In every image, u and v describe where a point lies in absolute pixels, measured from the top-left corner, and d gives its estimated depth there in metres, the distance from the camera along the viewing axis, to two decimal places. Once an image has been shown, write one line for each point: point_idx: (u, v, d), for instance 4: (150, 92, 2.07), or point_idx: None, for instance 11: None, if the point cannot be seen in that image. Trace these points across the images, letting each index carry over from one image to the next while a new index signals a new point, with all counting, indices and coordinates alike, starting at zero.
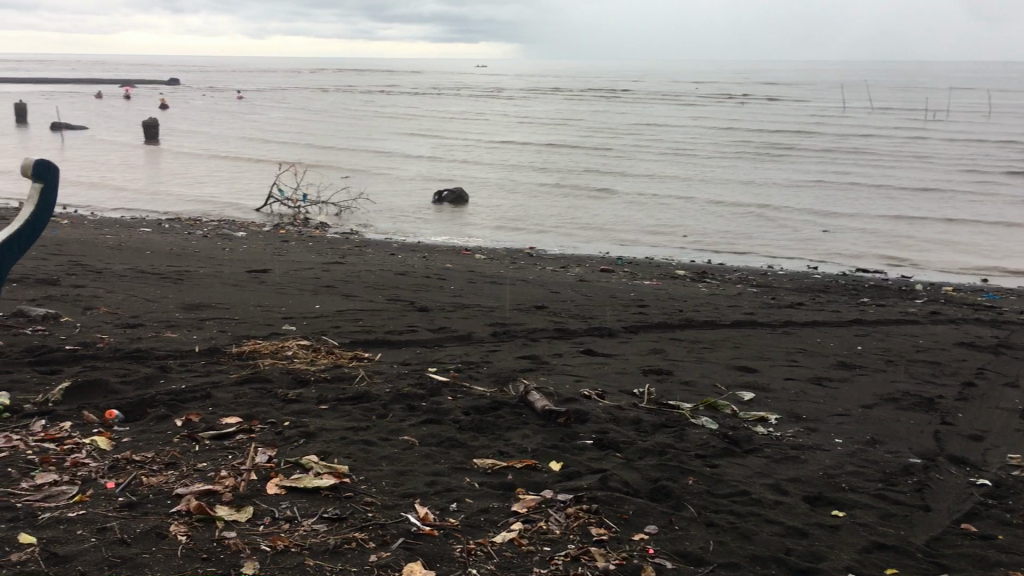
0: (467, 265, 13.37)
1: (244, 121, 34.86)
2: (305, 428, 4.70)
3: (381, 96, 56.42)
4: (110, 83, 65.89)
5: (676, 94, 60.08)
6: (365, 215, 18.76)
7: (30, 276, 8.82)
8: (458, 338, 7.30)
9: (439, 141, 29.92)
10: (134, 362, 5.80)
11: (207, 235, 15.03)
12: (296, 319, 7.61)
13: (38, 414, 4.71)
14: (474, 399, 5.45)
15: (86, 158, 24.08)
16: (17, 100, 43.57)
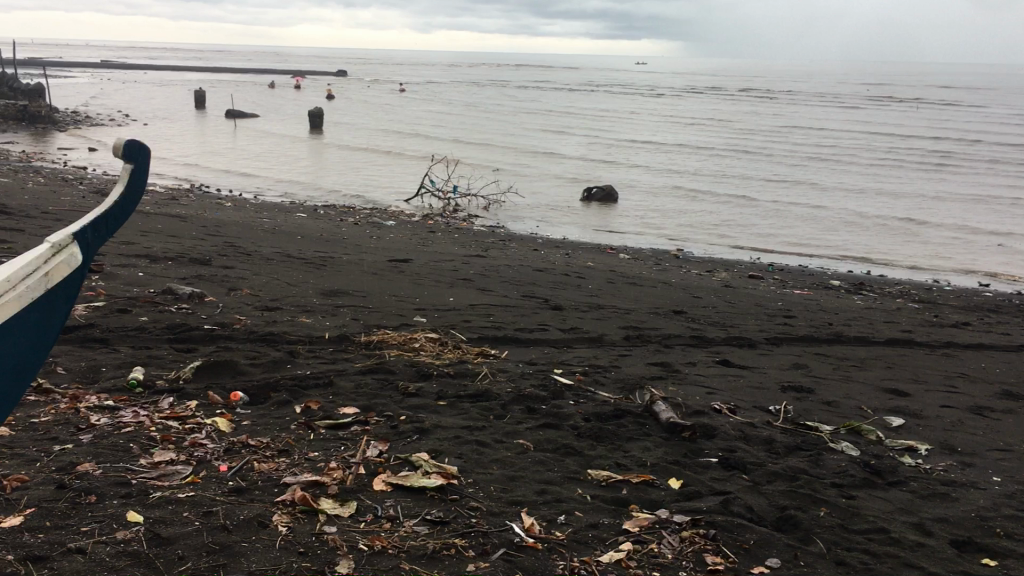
0: (610, 265, 13.13)
1: (405, 114, 35.78)
2: (420, 424, 4.63)
3: (540, 92, 56.72)
4: (283, 73, 69.16)
5: (845, 97, 57.55)
6: (513, 209, 18.81)
7: (186, 255, 9.23)
8: (589, 340, 7.11)
9: (592, 139, 29.73)
10: (266, 345, 5.90)
11: (358, 223, 15.42)
12: (429, 311, 7.61)
13: (168, 391, 4.83)
14: (597, 405, 5.24)
15: (254, 146, 25.28)
16: (200, 90, 46.32)
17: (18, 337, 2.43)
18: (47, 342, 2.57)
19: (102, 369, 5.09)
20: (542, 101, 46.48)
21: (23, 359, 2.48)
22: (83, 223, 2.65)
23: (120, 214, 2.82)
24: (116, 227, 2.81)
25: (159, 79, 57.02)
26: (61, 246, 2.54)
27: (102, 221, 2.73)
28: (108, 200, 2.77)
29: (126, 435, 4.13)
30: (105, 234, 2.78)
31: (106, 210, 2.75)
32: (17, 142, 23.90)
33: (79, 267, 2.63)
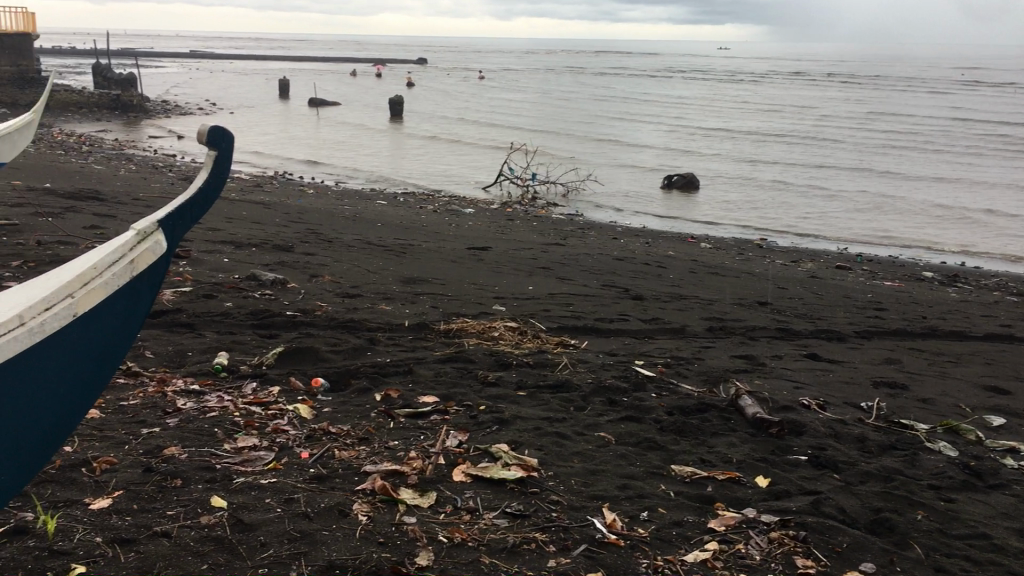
0: (692, 254, 12.91)
1: (484, 103, 35.85)
2: (500, 415, 4.58)
3: (620, 78, 56.19)
4: (364, 62, 69.98)
5: (937, 82, 55.61)
6: (592, 198, 18.65)
7: (269, 241, 9.36)
8: (671, 331, 6.96)
9: (673, 127, 29.31)
10: (346, 332, 5.93)
11: (437, 210, 15.48)
12: (508, 300, 7.56)
13: (251, 376, 4.88)
14: (679, 398, 5.12)
15: (336, 134, 25.60)
16: (284, 79, 47.21)
17: (102, 325, 2.44)
18: (130, 330, 2.58)
19: (188, 353, 5.16)
20: (621, 89, 46.03)
21: (107, 347, 2.49)
22: (169, 209, 2.64)
23: (205, 201, 2.80)
24: (202, 214, 2.79)
25: (246, 69, 58.27)
26: (147, 233, 2.53)
27: (188, 208, 2.71)
28: (194, 186, 2.75)
29: (210, 420, 4.17)
30: (192, 220, 2.77)
31: (191, 197, 2.73)
32: (110, 131, 24.67)
33: (164, 254, 2.61)
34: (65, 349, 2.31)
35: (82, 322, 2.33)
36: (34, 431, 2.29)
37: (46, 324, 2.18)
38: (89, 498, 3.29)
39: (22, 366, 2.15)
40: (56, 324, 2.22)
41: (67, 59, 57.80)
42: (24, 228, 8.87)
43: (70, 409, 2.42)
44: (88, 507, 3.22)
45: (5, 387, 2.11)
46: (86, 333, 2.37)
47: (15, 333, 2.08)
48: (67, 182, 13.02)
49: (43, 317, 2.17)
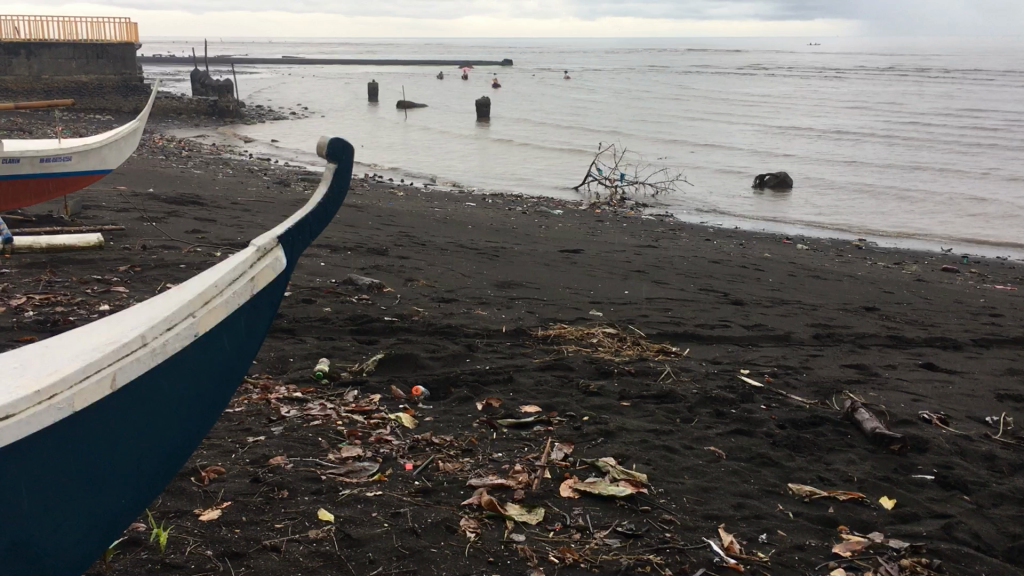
0: (789, 256, 12.55)
1: (571, 104, 35.71)
2: (605, 426, 4.45)
3: (709, 76, 55.37)
4: (450, 64, 70.69)
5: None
6: (682, 198, 18.34)
7: (363, 244, 9.41)
8: (775, 338, 6.72)
9: (764, 126, 28.67)
10: (444, 338, 5.87)
11: (527, 212, 15.41)
12: (604, 304, 7.41)
13: (351, 383, 4.85)
14: (791, 411, 4.90)
15: (424, 137, 25.80)
16: (373, 83, 47.94)
17: (221, 344, 2.40)
18: (247, 352, 2.54)
19: (290, 360, 5.18)
20: (709, 88, 45.29)
21: (226, 368, 2.46)
22: (285, 227, 2.59)
23: (320, 217, 2.75)
24: (316, 231, 2.74)
25: (336, 73, 59.36)
26: (264, 252, 2.49)
27: (303, 225, 2.66)
28: (308, 205, 2.71)
29: (314, 429, 4.15)
30: (305, 238, 2.71)
31: (305, 214, 2.68)
32: (207, 136, 25.32)
33: (281, 273, 2.57)
34: (188, 370, 2.27)
35: (201, 343, 2.28)
36: (156, 455, 2.25)
37: (168, 345, 2.13)
38: (199, 508, 3.28)
39: (147, 388, 2.11)
40: (178, 345, 2.18)
41: (166, 66, 59.96)
42: (131, 232, 9.10)
43: (190, 431, 2.38)
44: (199, 518, 3.21)
45: (130, 411, 2.07)
46: (205, 354, 2.33)
47: (140, 354, 2.04)
48: (168, 187, 13.36)
49: (166, 337, 2.12)
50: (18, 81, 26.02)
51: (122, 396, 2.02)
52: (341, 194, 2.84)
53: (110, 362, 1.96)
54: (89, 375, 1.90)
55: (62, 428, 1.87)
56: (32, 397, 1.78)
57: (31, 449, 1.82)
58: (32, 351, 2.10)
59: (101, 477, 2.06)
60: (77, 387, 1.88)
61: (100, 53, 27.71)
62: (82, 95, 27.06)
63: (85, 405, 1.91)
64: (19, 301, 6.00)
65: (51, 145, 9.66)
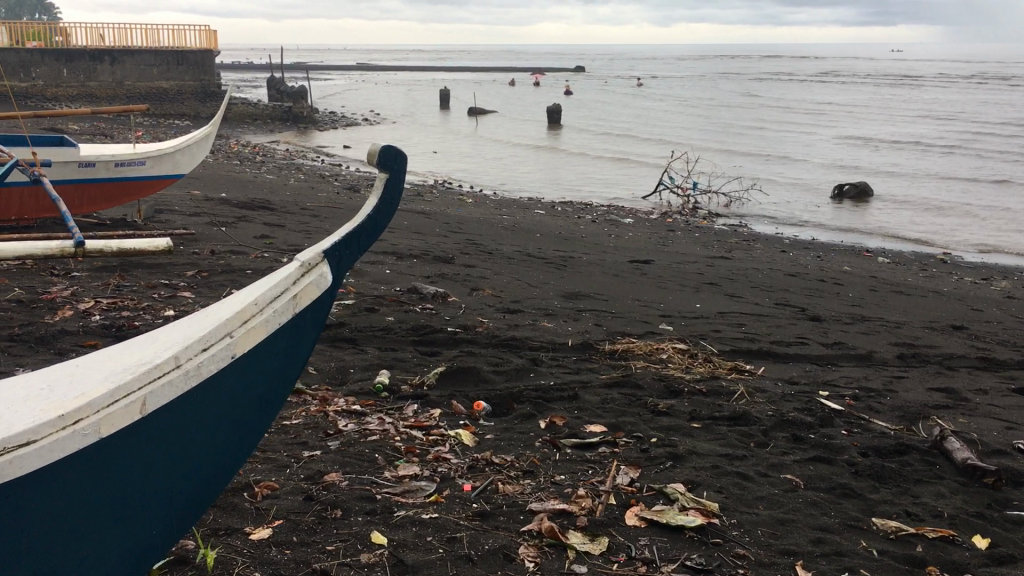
0: (870, 270, 12.09)
1: (643, 112, 35.35)
2: (675, 449, 4.23)
3: (786, 84, 54.35)
4: (523, 70, 70.80)
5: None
6: (757, 208, 17.90)
7: (430, 252, 9.32)
8: (856, 358, 6.39)
9: (843, 136, 27.94)
10: (508, 351, 5.71)
11: (596, 220, 15.18)
12: (675, 318, 7.17)
13: (411, 397, 4.72)
14: (874, 438, 4.61)
15: (495, 145, 25.74)
16: (445, 90, 48.16)
17: (263, 363, 2.29)
18: (290, 376, 2.44)
19: (350, 371, 5.07)
20: (785, 96, 44.48)
21: (269, 389, 2.36)
22: (334, 240, 2.47)
23: (373, 228, 2.62)
24: (369, 243, 2.62)
25: (410, 80, 59.90)
26: (310, 266, 2.38)
27: (355, 237, 2.54)
28: (361, 214, 2.58)
29: (371, 445, 4.02)
30: (358, 250, 2.59)
31: (357, 225, 2.56)
32: (281, 141, 25.70)
33: (329, 288, 2.45)
34: (224, 395, 2.17)
35: (240, 364, 2.18)
36: (189, 482, 2.17)
37: (203, 366, 2.03)
38: (249, 526, 3.16)
39: (178, 413, 2.02)
40: (214, 366, 2.08)
41: (246, 73, 61.22)
42: (201, 237, 9.17)
43: (228, 455, 2.30)
44: (248, 536, 3.09)
45: (161, 436, 1.98)
46: (245, 375, 2.23)
47: (172, 378, 1.95)
48: (240, 191, 13.52)
49: (201, 358, 2.02)
50: (103, 87, 26.86)
51: (151, 421, 1.93)
52: (397, 204, 2.71)
53: (140, 385, 1.87)
54: (116, 399, 1.82)
55: (87, 455, 1.80)
56: (52, 423, 1.70)
57: (52, 477, 1.75)
58: (67, 370, 2.03)
59: (130, 507, 1.98)
60: (101, 412, 1.79)
61: (180, 59, 28.33)
62: (163, 101, 27.77)
63: (111, 431, 1.83)
64: (87, 305, 6.03)
65: (125, 150, 9.80)
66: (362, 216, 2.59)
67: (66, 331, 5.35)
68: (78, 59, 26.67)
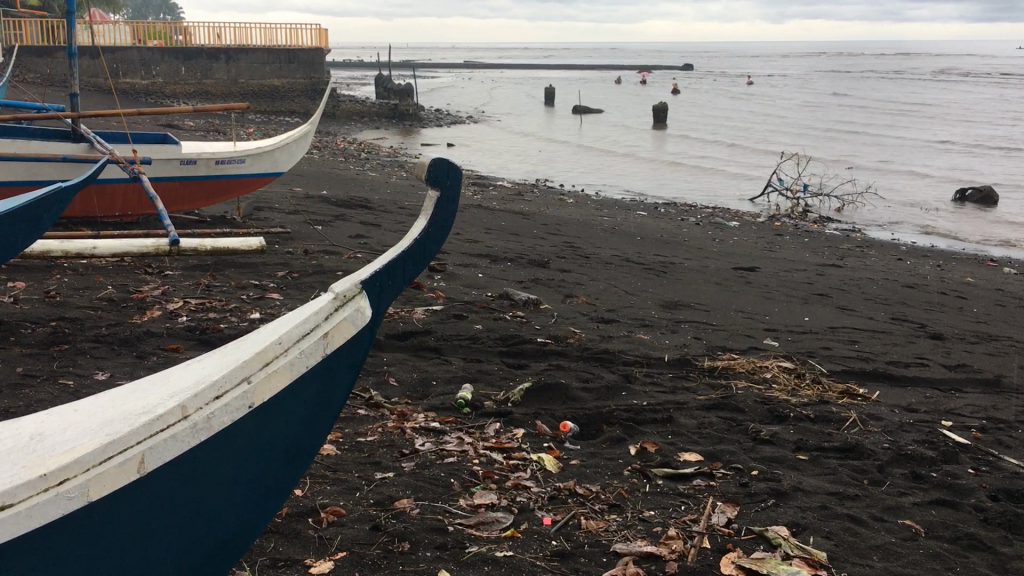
0: (994, 281, 11.33)
1: (753, 114, 34.47)
2: (778, 485, 3.84)
3: (906, 83, 52.17)
4: (629, 68, 70.09)
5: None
6: (872, 212, 17.09)
7: (525, 255, 9.08)
8: (982, 383, 5.84)
9: (966, 139, 26.57)
10: (600, 365, 5.40)
11: (700, 223, 14.71)
12: (781, 333, 6.72)
13: (494, 415, 4.46)
14: (1005, 478, 4.11)
15: (598, 147, 25.43)
16: (550, 89, 47.98)
17: (291, 413, 2.11)
18: (322, 423, 2.24)
19: (433, 383, 4.86)
20: (901, 96, 42.79)
21: (298, 437, 2.17)
22: (376, 267, 2.24)
23: (423, 254, 2.39)
24: (420, 269, 2.39)
25: (515, 77, 60.04)
26: (346, 298, 2.15)
27: (401, 262, 2.31)
28: (408, 237, 2.35)
29: (447, 467, 3.77)
30: (404, 280, 2.37)
31: (402, 249, 2.33)
32: (387, 138, 25.96)
33: (368, 323, 2.22)
34: (242, 448, 1.99)
35: (262, 415, 2.00)
36: (203, 538, 2.01)
37: (215, 418, 1.86)
38: (310, 558, 2.95)
39: (186, 468, 1.86)
40: (229, 418, 1.90)
41: (355, 70, 62.47)
42: (297, 236, 9.15)
43: (252, 511, 2.14)
44: (308, 570, 2.88)
45: (162, 495, 1.83)
46: (269, 425, 2.05)
47: (177, 431, 1.79)
48: (341, 189, 13.56)
49: (213, 408, 1.86)
50: (217, 84, 27.66)
51: (150, 480, 1.78)
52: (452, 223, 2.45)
53: (138, 440, 1.73)
54: (109, 459, 1.68)
55: (75, 517, 1.68)
56: (31, 484, 1.58)
57: (32, 542, 1.63)
58: (74, 416, 1.90)
59: (129, 571, 1.85)
60: (91, 472, 1.66)
61: (292, 58, 28.64)
62: (274, 99, 28.24)
63: (103, 493, 1.69)
64: (175, 304, 6.01)
65: (226, 149, 9.87)
66: (410, 239, 2.36)
67: (151, 333, 5.31)
68: (195, 57, 27.53)
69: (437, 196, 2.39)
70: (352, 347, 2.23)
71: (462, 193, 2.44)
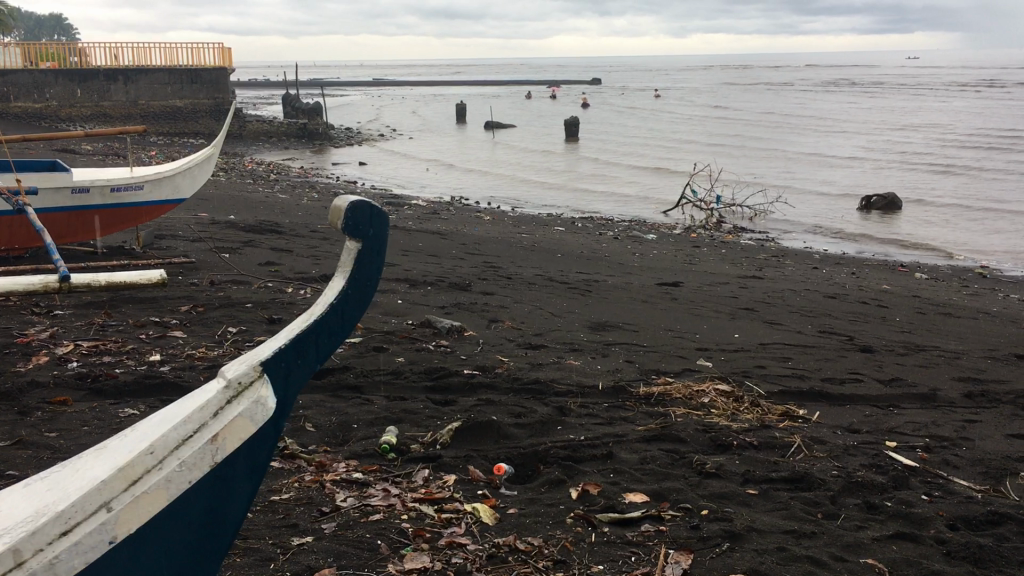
0: (908, 287, 11.48)
1: (662, 127, 34.89)
2: (731, 526, 3.58)
3: (806, 94, 53.64)
4: (538, 84, 70.52)
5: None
6: (784, 221, 17.28)
7: (445, 277, 8.74)
8: (919, 398, 5.74)
9: (868, 150, 27.29)
10: (531, 397, 5.09)
11: (619, 237, 14.60)
12: (713, 352, 6.53)
13: (421, 460, 4.11)
14: (960, 504, 3.94)
15: (512, 164, 25.30)
16: (460, 105, 47.80)
17: (173, 537, 1.79)
18: (219, 541, 1.91)
19: (353, 427, 4.48)
20: (802, 107, 43.98)
21: (187, 560, 1.85)
22: (273, 348, 1.92)
23: (338, 323, 2.05)
24: (337, 341, 2.06)
25: (426, 94, 59.60)
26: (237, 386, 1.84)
27: (308, 338, 1.98)
28: (317, 306, 2.02)
29: (374, 527, 3.41)
30: (316, 359, 2.04)
31: (310, 323, 2.00)
32: (295, 158, 25.33)
33: (268, 417, 1.90)
34: None
35: (135, 544, 1.70)
36: None
37: (61, 561, 1.57)
38: None
39: None
40: (80, 558, 1.60)
41: (262, 91, 61.25)
42: (202, 267, 8.63)
43: None
44: None
45: None
46: (145, 557, 1.74)
47: None
48: (250, 213, 13.00)
49: (59, 549, 1.57)
50: (116, 106, 26.62)
51: None
52: (371, 284, 2.10)
53: None
54: None
55: None
56: None
57: None
58: None
59: None
60: None
61: (194, 78, 27.84)
62: (176, 120, 27.30)
63: None
64: (65, 349, 5.49)
65: (122, 175, 9.29)
66: (319, 309, 2.02)
67: (36, 384, 4.81)
68: (91, 79, 26.45)
69: (354, 251, 2.04)
70: (253, 443, 1.90)
71: (383, 248, 2.09)
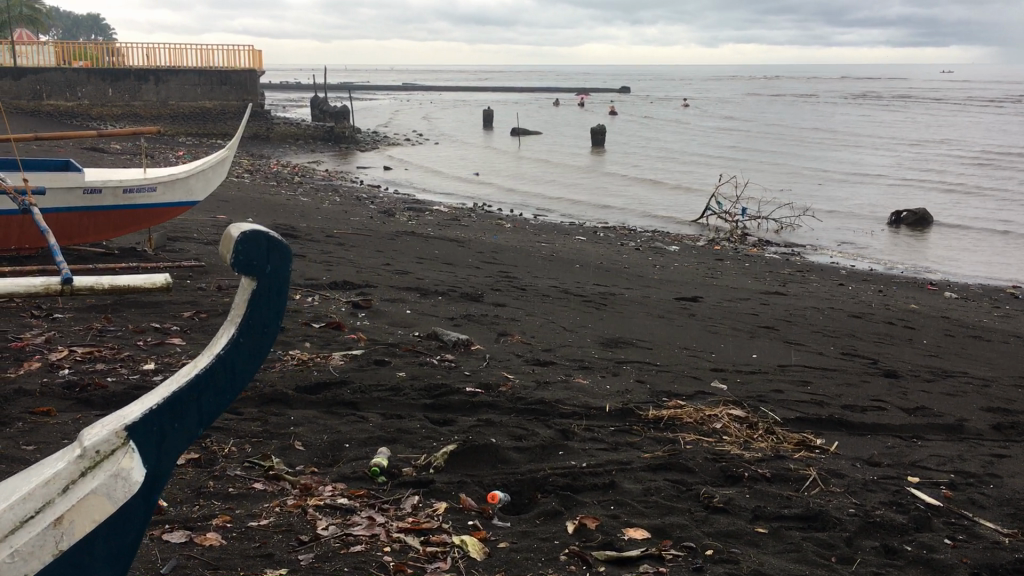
0: (938, 308, 11.13)
1: (690, 138, 34.52)
2: (736, 569, 3.34)
3: (838, 107, 52.97)
4: (568, 92, 70.08)
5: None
6: (811, 235, 16.94)
7: (457, 288, 8.54)
8: (944, 428, 5.46)
9: (900, 165, 26.79)
10: (534, 419, 4.87)
11: (640, 248, 14.33)
12: (728, 373, 6.27)
13: (411, 484, 3.91)
14: (986, 551, 3.68)
15: (537, 172, 25.08)
16: (489, 111, 47.58)
17: None
18: None
19: (345, 447, 4.28)
20: (834, 120, 43.37)
21: None
22: (140, 412, 1.80)
23: (224, 377, 1.93)
24: (225, 396, 1.94)
25: (457, 100, 59.42)
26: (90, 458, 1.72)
27: (187, 396, 1.86)
28: (201, 361, 1.90)
29: (353, 560, 3.20)
30: (201, 415, 1.91)
31: (192, 377, 1.88)
32: (321, 161, 25.23)
33: (134, 489, 1.78)
34: None
35: None
36: None
37: None
38: None
39: None
40: None
41: (292, 93, 61.30)
42: (211, 271, 8.48)
43: None
44: None
45: None
46: None
47: None
48: (268, 216, 12.88)
49: None
50: (146, 106, 26.67)
51: None
52: (263, 332, 1.97)
53: None
54: None
55: None
56: None
57: None
58: None
59: None
60: None
61: (224, 80, 27.80)
62: (206, 121, 27.25)
63: None
64: (59, 355, 5.34)
65: (134, 176, 9.17)
66: (205, 361, 1.91)
67: (23, 391, 4.65)
68: (123, 79, 26.55)
69: (248, 291, 1.91)
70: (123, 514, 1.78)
71: (283, 292, 1.95)
